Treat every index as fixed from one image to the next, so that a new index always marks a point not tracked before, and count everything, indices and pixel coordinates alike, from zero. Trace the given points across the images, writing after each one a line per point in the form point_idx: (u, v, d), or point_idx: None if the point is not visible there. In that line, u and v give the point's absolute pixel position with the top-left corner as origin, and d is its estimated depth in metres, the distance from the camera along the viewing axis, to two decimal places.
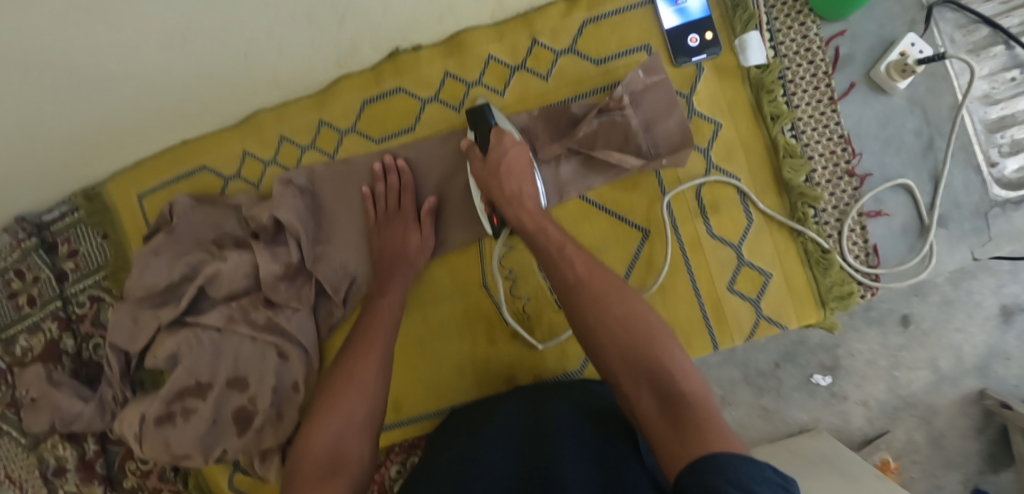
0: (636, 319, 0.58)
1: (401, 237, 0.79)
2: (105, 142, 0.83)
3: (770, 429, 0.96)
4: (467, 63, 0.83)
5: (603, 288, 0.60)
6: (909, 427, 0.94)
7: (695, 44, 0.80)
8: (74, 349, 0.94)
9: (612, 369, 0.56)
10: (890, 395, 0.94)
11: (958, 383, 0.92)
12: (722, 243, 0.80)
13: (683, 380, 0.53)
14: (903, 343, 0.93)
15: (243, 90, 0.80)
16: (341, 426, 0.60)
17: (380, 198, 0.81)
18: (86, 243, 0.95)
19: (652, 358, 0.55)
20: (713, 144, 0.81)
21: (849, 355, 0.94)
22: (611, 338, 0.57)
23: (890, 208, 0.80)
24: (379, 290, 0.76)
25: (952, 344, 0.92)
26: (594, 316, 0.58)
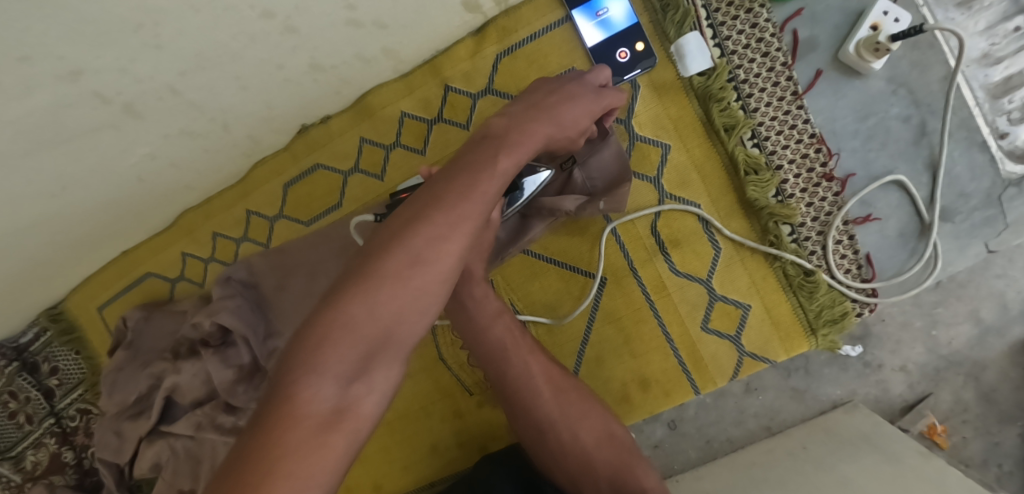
0: (598, 419, 0.59)
1: None
2: (46, 274, 0.83)
3: (802, 409, 0.75)
4: (380, 125, 0.76)
5: (567, 386, 0.60)
6: (955, 386, 0.71)
7: (626, 59, 0.69)
8: (74, 459, 0.96)
9: (576, 476, 0.57)
10: (930, 356, 0.72)
11: (1005, 333, 0.70)
12: (688, 279, 0.71)
13: (649, 481, 0.56)
14: (938, 298, 0.71)
15: (157, 200, 0.77)
16: (412, 299, 0.37)
17: None
18: (63, 359, 0.96)
19: (617, 460, 0.57)
20: (664, 171, 0.71)
21: (879, 320, 0.73)
22: (575, 441, 0.58)
23: (879, 210, 0.69)
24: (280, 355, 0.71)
25: (993, 292, 0.70)
26: (560, 415, 0.59)
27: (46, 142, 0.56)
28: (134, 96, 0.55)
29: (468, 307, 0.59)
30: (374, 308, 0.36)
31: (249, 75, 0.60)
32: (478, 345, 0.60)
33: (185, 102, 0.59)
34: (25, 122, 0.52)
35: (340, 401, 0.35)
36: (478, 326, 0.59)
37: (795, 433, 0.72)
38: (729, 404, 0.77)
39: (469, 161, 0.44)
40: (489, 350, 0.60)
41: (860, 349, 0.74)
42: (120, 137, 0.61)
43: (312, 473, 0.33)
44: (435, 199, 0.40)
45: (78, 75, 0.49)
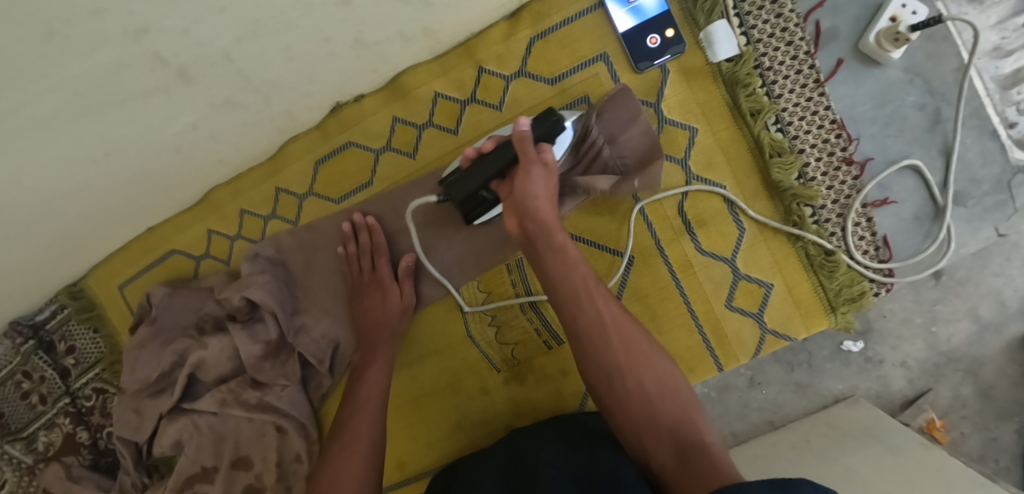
0: (663, 370, 0.60)
1: (381, 301, 0.77)
2: (69, 248, 0.82)
3: (805, 404, 0.81)
4: (413, 105, 0.77)
5: (634, 335, 0.60)
6: (953, 381, 0.77)
7: (656, 45, 0.72)
8: (90, 440, 0.96)
9: (637, 423, 0.57)
10: (930, 353, 0.78)
11: (1003, 330, 0.76)
12: (713, 258, 0.74)
13: (701, 435, 0.56)
14: (938, 295, 0.77)
15: (188, 174, 0.77)
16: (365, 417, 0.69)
17: (354, 258, 0.79)
18: (80, 338, 0.96)
19: (677, 412, 0.57)
20: (691, 152, 0.73)
21: (880, 317, 0.78)
22: (640, 389, 0.58)
23: (896, 193, 0.72)
24: (362, 362, 0.75)
25: (992, 290, 0.75)
26: (627, 362, 0.59)
27: (99, 104, 0.57)
28: (189, 61, 0.56)
29: (547, 255, 0.62)
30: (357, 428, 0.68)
31: (298, 46, 0.62)
32: (552, 292, 0.62)
33: (234, 70, 0.61)
34: (84, 80, 0.53)
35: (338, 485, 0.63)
36: (556, 275, 0.62)
37: (799, 426, 0.78)
38: (734, 398, 0.82)
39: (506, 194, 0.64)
40: (567, 292, 0.61)
41: (860, 345, 0.79)
42: (167, 104, 0.62)
43: None
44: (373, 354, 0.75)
45: (143, 33, 0.51)
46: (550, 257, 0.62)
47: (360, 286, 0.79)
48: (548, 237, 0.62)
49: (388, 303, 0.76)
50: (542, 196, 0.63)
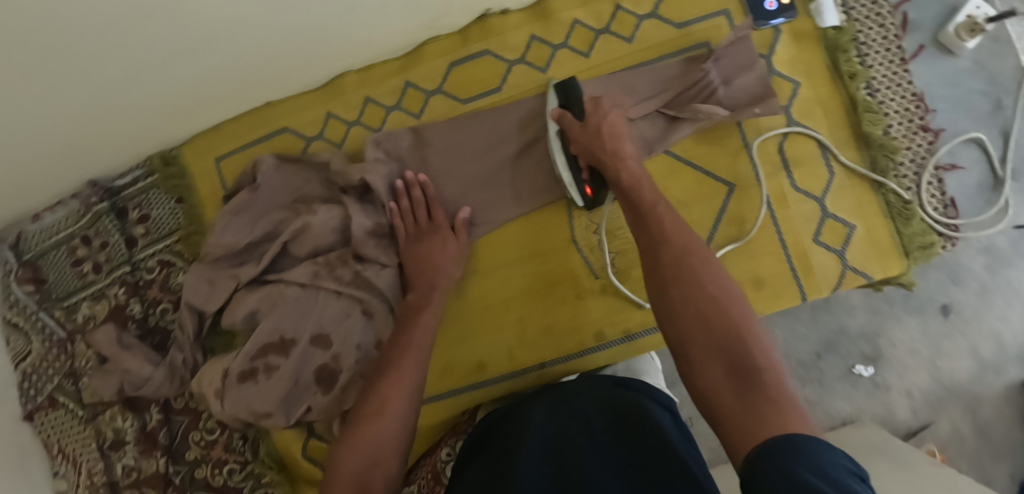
0: (723, 281, 0.56)
1: (439, 246, 0.80)
2: (190, 103, 0.84)
3: (819, 420, 0.98)
4: (552, 27, 0.86)
5: (694, 256, 0.58)
6: (954, 417, 0.97)
7: (773, 8, 0.83)
8: (141, 314, 0.92)
9: (689, 340, 0.53)
10: (934, 385, 0.97)
11: (1002, 373, 0.96)
12: (805, 196, 0.82)
13: (762, 354, 0.50)
14: (944, 330, 0.97)
15: (336, 51, 0.83)
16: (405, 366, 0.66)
17: (407, 212, 0.82)
18: (157, 207, 0.95)
19: (734, 331, 0.52)
20: (794, 102, 0.83)
21: (890, 344, 0.98)
22: (693, 307, 0.54)
23: (963, 161, 0.84)
24: (415, 305, 0.75)
25: (992, 331, 0.96)
26: (676, 280, 0.57)
27: None
28: None
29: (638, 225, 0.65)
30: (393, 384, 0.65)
31: None
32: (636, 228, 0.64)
33: None
34: None
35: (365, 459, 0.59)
36: (645, 240, 0.62)
37: None
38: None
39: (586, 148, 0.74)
40: (648, 245, 0.62)
41: (871, 371, 0.99)
42: None
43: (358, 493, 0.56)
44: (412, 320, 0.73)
45: None
46: (639, 224, 0.64)
47: (417, 235, 0.81)
48: (638, 190, 0.68)
49: (448, 250, 0.80)
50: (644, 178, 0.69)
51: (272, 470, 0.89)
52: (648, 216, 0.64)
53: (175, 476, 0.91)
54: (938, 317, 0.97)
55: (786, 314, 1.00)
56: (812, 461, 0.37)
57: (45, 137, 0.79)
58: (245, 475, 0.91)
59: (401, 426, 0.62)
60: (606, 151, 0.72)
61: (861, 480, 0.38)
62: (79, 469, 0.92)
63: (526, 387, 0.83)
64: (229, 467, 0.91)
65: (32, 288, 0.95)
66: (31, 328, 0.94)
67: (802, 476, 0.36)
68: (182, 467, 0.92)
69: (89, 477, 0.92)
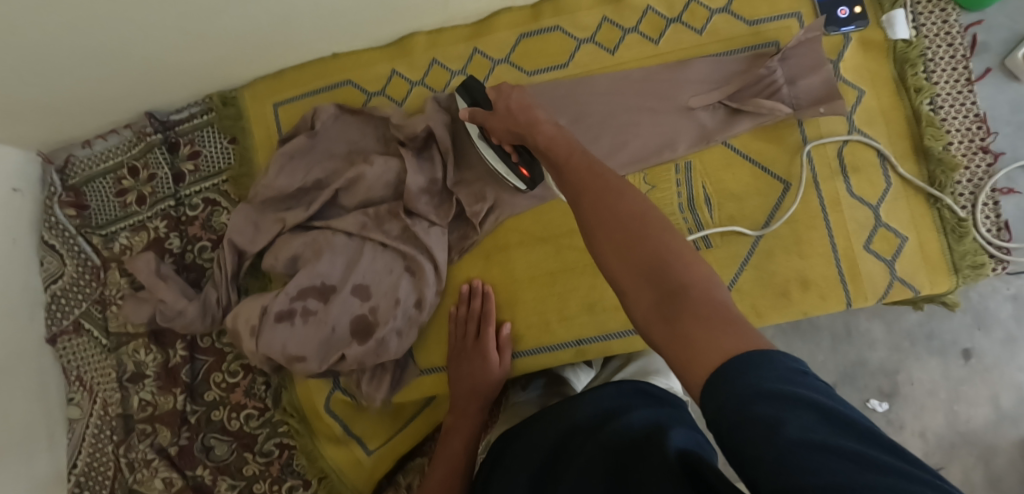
0: (634, 203, 0.52)
1: (480, 367, 0.81)
2: (261, 42, 0.84)
3: None
4: (624, 11, 0.87)
5: (610, 188, 0.55)
6: (966, 464, 0.97)
7: (845, 16, 0.85)
8: (179, 249, 0.93)
9: (617, 273, 0.49)
10: (948, 430, 0.98)
11: (1019, 424, 0.96)
12: (860, 202, 0.82)
13: (688, 272, 0.46)
14: (965, 375, 0.98)
15: (413, 9, 0.84)
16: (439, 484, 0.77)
17: (462, 321, 0.83)
18: (209, 146, 0.95)
19: (651, 258, 0.48)
20: (857, 109, 0.84)
21: (909, 382, 0.99)
22: (612, 240, 0.51)
23: (1020, 186, 0.84)
24: (455, 427, 0.82)
25: (1016, 382, 0.96)
26: (592, 218, 0.54)
27: None
28: None
29: (558, 173, 0.62)
30: None
31: None
32: (558, 178, 0.62)
33: None
34: None
35: None
36: (564, 181, 0.60)
37: None
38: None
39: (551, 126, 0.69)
40: (570, 188, 0.59)
41: (886, 406, 1.00)
42: None
43: None
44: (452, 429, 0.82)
45: None
46: (557, 172, 0.62)
47: (463, 351, 0.82)
48: (553, 150, 0.64)
49: (489, 369, 0.80)
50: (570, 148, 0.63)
51: (294, 419, 0.88)
52: (554, 160, 0.63)
53: (191, 415, 0.90)
54: (960, 361, 0.98)
55: (807, 340, 1.02)
56: (745, 365, 0.36)
57: (117, 60, 0.79)
58: (262, 422, 0.91)
59: None
60: (521, 127, 0.70)
61: (800, 373, 0.36)
62: (95, 399, 0.91)
63: (561, 363, 0.83)
64: (249, 412, 0.91)
65: (74, 213, 0.94)
66: (65, 250, 0.93)
67: (734, 388, 0.35)
68: (199, 407, 0.91)
69: (105, 407, 0.90)
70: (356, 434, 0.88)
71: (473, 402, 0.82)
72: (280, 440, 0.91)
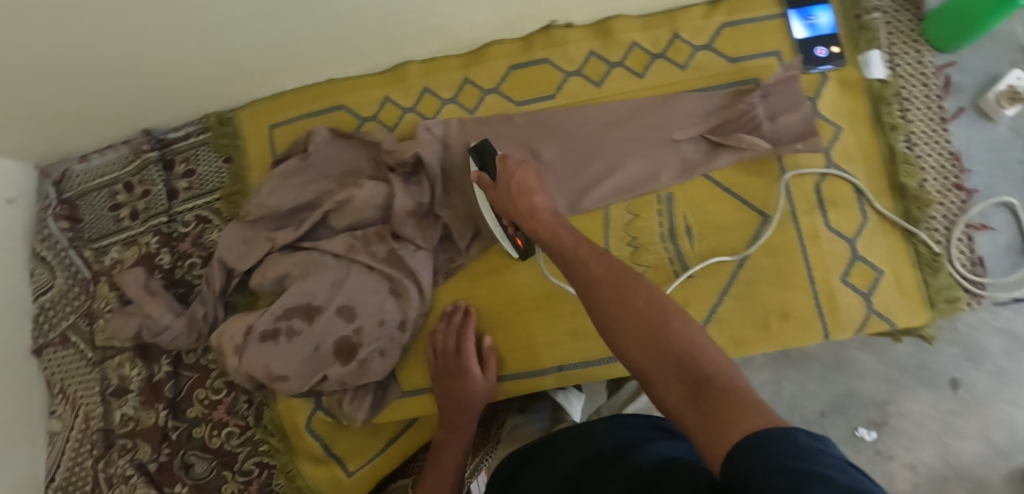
0: (644, 292, 0.52)
1: (463, 385, 0.82)
2: (259, 66, 0.87)
3: None
4: (612, 45, 0.90)
5: (615, 273, 0.55)
6: None
7: (824, 55, 0.88)
8: (169, 264, 0.95)
9: (640, 367, 0.49)
10: (940, 462, 0.97)
11: (1009, 457, 0.95)
12: (838, 236, 0.84)
13: (710, 361, 0.46)
14: (955, 407, 0.97)
15: (407, 38, 0.86)
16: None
17: (442, 339, 0.84)
18: (204, 164, 0.97)
19: (671, 347, 0.48)
20: (834, 145, 0.86)
21: (899, 414, 0.99)
22: (631, 330, 0.51)
23: (994, 223, 0.85)
24: (442, 443, 0.83)
25: (1005, 415, 0.96)
26: (603, 313, 0.53)
27: None
28: None
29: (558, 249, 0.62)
30: None
31: None
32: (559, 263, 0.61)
33: None
34: None
35: None
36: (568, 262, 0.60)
37: None
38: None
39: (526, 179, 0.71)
40: (575, 276, 0.59)
41: (874, 435, 1.00)
42: None
43: None
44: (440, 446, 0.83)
45: None
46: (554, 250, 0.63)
47: (445, 369, 0.83)
48: (535, 217, 0.67)
49: (473, 386, 0.82)
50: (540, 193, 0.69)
51: (274, 437, 0.89)
52: (552, 243, 0.63)
53: (172, 432, 0.91)
54: (949, 392, 0.97)
55: (797, 369, 1.02)
56: (774, 441, 0.36)
57: (118, 79, 0.82)
58: (243, 440, 0.91)
59: None
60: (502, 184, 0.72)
61: (820, 452, 0.35)
62: (78, 412, 0.92)
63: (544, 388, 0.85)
64: (230, 430, 0.91)
65: (67, 226, 0.97)
66: (56, 263, 0.95)
67: (766, 462, 0.35)
68: (181, 423, 0.92)
69: (87, 421, 0.92)
70: (336, 454, 0.88)
71: (463, 413, 0.83)
72: (260, 459, 0.91)
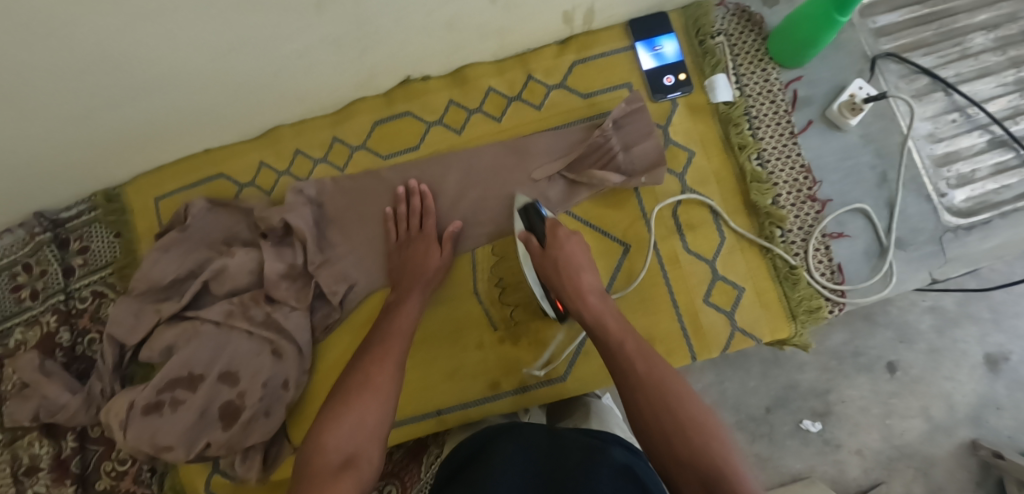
0: (665, 369, 0.62)
1: (423, 253, 0.86)
2: (135, 146, 0.91)
3: (764, 475, 1.01)
4: (469, 92, 0.93)
5: (641, 345, 0.65)
6: (906, 476, 0.99)
7: (671, 83, 0.91)
8: (69, 342, 0.98)
9: (648, 431, 0.58)
10: (884, 444, 1.01)
11: (952, 433, 1.00)
12: (697, 258, 0.86)
13: (714, 440, 0.56)
14: (894, 389, 1.01)
15: (268, 107, 0.89)
16: (389, 371, 0.72)
17: (401, 218, 0.88)
18: (97, 241, 1.01)
19: (681, 418, 0.58)
20: (687, 170, 0.89)
21: (841, 401, 1.02)
22: (648, 391, 0.60)
23: (850, 230, 0.88)
24: (397, 301, 0.83)
25: (943, 392, 1.01)
26: (624, 374, 0.63)
27: (254, 4, 0.67)
28: None
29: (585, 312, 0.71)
30: (372, 389, 0.69)
31: (408, 11, 0.75)
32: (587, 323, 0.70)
33: (354, 15, 0.73)
34: None
35: (341, 463, 0.62)
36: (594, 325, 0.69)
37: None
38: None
39: (574, 260, 0.74)
40: (599, 336, 0.68)
41: (820, 426, 1.02)
42: (292, 27, 0.72)
43: (330, 446, 0.64)
44: (394, 305, 0.83)
45: None
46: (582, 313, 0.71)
47: (405, 239, 0.88)
48: (577, 275, 0.73)
49: (429, 257, 0.85)
50: (579, 254, 0.75)
51: None
52: (585, 305, 0.71)
53: None
54: (887, 376, 1.01)
55: (737, 367, 1.04)
56: None
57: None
58: None
59: (382, 413, 0.68)
60: (566, 274, 0.73)
61: None
62: None
63: (427, 432, 0.86)
64: None
65: None
66: None
67: None
68: None
69: None
70: None
71: (429, 252, 0.86)
72: None
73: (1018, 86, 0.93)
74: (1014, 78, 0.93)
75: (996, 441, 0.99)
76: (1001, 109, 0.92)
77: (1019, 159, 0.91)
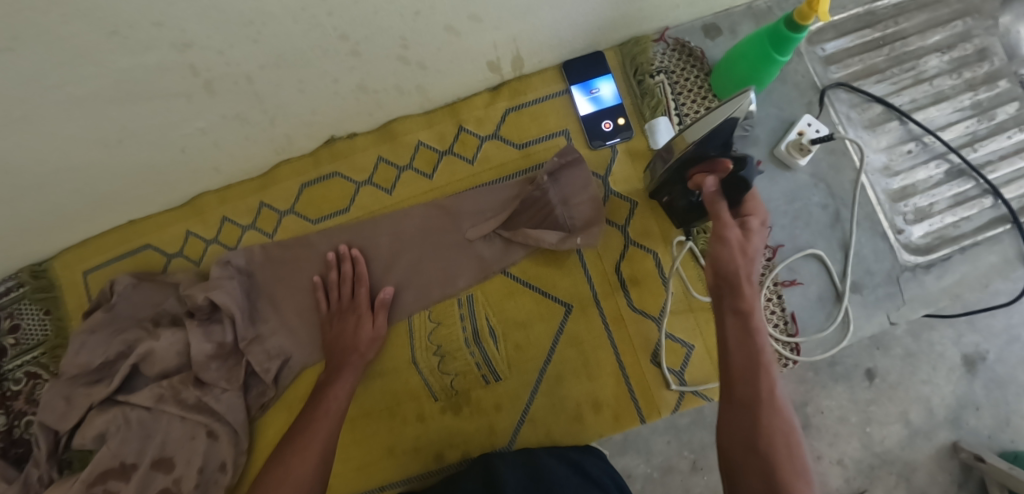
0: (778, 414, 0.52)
1: (353, 328, 0.81)
2: (47, 229, 0.85)
3: None
4: (398, 148, 0.88)
5: (762, 375, 0.53)
6: (888, 483, 0.88)
7: (609, 129, 0.86)
8: (5, 426, 0.93)
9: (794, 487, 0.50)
10: (865, 453, 0.89)
11: (931, 436, 0.89)
12: (643, 315, 0.83)
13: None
14: (872, 396, 0.90)
15: (184, 179, 0.84)
16: (310, 464, 0.69)
17: (333, 286, 0.84)
18: (28, 318, 0.96)
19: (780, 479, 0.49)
20: (630, 222, 0.85)
21: (818, 412, 0.90)
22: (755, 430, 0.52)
23: (802, 276, 0.84)
24: (327, 381, 0.78)
25: (920, 396, 0.90)
26: (744, 405, 0.53)
27: (133, 94, 0.62)
28: (217, 76, 0.63)
29: (732, 308, 0.56)
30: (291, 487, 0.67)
31: (310, 80, 0.70)
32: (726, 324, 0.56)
33: (251, 91, 0.68)
34: (128, 74, 0.59)
35: None
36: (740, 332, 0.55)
37: None
38: (676, 481, 0.89)
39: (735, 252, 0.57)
40: (741, 353, 0.54)
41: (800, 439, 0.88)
42: (186, 109, 0.67)
43: None
44: (324, 383, 0.78)
45: (187, 46, 0.57)
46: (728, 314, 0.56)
47: (337, 311, 0.83)
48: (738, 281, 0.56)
49: (361, 330, 0.81)
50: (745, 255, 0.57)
51: None
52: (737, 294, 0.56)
53: None
54: (864, 384, 0.90)
55: None
56: None
57: None
58: None
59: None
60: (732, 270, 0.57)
61: None
62: None
63: None
64: None
65: None
66: None
67: None
68: None
69: None
70: None
71: (361, 325, 0.81)
72: None
73: (975, 109, 0.88)
74: (971, 102, 0.88)
75: (977, 443, 0.88)
76: (957, 136, 0.87)
77: (978, 189, 0.86)
